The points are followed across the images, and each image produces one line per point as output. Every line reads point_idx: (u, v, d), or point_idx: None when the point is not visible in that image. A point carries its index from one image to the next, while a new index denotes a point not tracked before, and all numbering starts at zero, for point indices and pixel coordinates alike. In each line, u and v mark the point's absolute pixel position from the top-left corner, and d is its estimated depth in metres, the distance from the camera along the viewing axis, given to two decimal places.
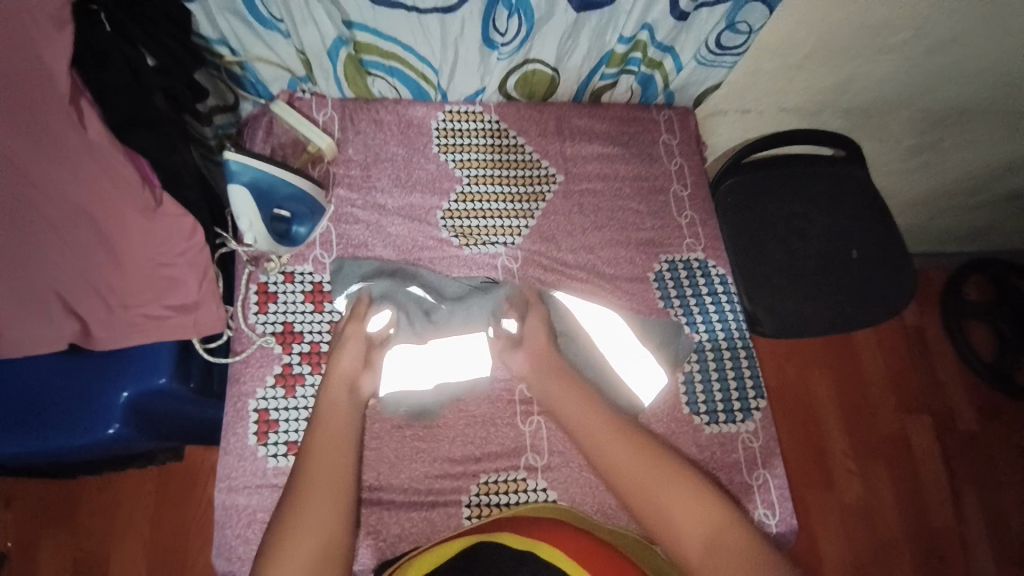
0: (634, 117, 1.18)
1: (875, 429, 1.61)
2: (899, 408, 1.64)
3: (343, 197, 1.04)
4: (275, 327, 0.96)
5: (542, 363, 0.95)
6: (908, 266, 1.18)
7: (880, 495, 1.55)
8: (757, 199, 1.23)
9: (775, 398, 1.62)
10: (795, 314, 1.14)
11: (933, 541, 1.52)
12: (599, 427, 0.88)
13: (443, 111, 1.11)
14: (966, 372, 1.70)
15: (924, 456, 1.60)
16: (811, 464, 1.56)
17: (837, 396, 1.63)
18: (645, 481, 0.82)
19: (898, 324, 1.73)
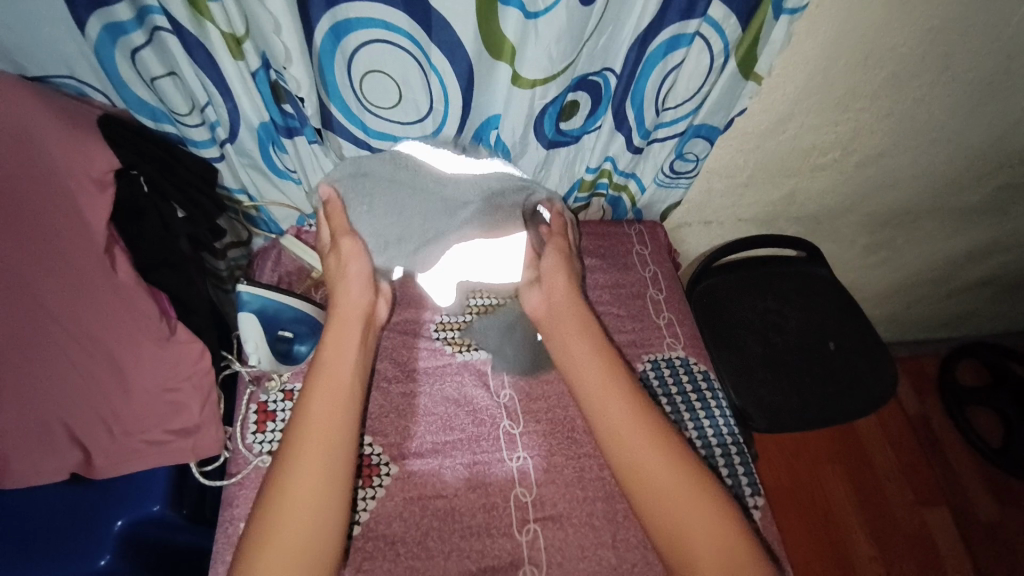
0: (607, 231, 1.31)
1: (890, 525, 1.55)
2: (913, 499, 1.60)
3: None
4: (272, 446, 0.98)
5: (581, 367, 0.88)
6: (885, 356, 1.24)
7: None
8: (732, 298, 1.32)
9: (783, 498, 1.58)
10: (781, 405, 1.19)
11: None
12: (643, 440, 0.81)
13: None
14: (975, 454, 1.71)
15: (948, 551, 1.53)
16: (834, 569, 1.47)
17: (843, 491, 1.59)
18: (666, 496, 0.78)
19: (895, 412, 1.74)
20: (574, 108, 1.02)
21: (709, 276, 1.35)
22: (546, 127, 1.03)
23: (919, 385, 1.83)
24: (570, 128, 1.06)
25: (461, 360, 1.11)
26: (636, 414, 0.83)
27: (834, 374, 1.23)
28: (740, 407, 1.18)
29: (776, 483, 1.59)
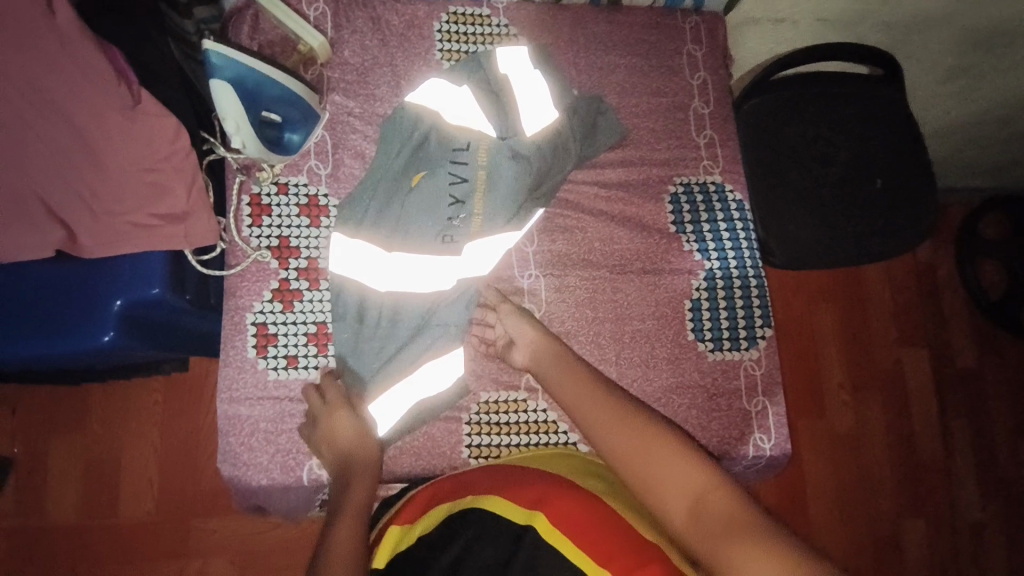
0: (657, 23, 1.09)
1: (873, 363, 1.61)
2: (898, 343, 1.63)
3: (339, 104, 0.98)
4: (270, 242, 0.93)
5: (545, 354, 0.83)
6: (932, 199, 1.11)
7: (873, 426, 1.58)
8: (783, 119, 1.14)
9: (783, 332, 1.60)
10: (810, 244, 1.09)
11: (919, 470, 1.57)
12: (600, 413, 0.71)
13: (447, 13, 1.04)
14: (973, 311, 1.68)
15: (922, 389, 1.61)
16: (810, 398, 1.57)
17: (840, 330, 1.62)
18: (622, 451, 0.66)
19: (911, 259, 1.68)
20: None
21: (763, 92, 1.16)
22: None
23: (944, 231, 1.71)
24: None
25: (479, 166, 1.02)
26: (588, 383, 0.76)
27: (880, 212, 1.11)
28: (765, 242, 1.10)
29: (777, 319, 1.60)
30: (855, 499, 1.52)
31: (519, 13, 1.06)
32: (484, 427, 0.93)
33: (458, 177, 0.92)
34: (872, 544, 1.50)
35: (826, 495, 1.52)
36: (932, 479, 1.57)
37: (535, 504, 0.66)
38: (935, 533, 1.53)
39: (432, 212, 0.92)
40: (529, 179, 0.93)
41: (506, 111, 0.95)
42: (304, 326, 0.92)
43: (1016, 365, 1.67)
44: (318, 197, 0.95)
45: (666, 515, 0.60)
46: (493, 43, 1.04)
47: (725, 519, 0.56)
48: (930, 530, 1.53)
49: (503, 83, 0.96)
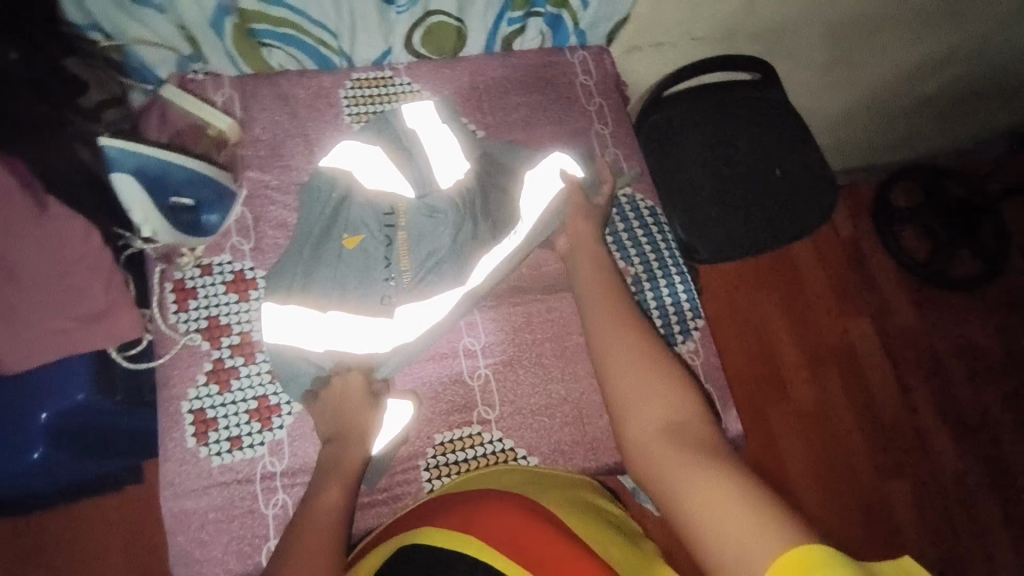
0: (547, 62, 1.17)
1: (820, 335, 1.68)
2: (838, 312, 1.72)
3: (255, 179, 1.00)
4: (199, 324, 0.92)
5: (586, 262, 0.87)
6: (828, 178, 1.21)
7: (833, 398, 1.63)
8: (682, 130, 1.23)
9: (726, 324, 1.66)
10: (726, 238, 1.17)
11: (884, 429, 1.62)
12: (609, 323, 0.75)
13: (351, 80, 1.08)
14: (901, 273, 1.79)
15: (868, 355, 1.69)
16: (764, 383, 1.61)
17: (785, 313, 1.69)
18: (624, 358, 0.71)
19: (833, 235, 1.79)
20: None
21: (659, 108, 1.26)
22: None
23: (856, 207, 1.83)
24: None
25: None
26: (611, 300, 0.80)
27: (788, 198, 1.19)
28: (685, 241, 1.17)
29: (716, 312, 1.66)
30: (832, 475, 1.55)
31: (420, 71, 1.12)
32: (443, 469, 0.92)
33: (382, 238, 0.95)
34: (859, 515, 1.52)
35: (806, 473, 1.54)
36: (899, 437, 1.61)
37: (463, 523, 0.68)
38: (915, 491, 1.57)
39: (364, 272, 0.94)
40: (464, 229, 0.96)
41: (418, 166, 0.99)
42: (244, 404, 0.90)
43: (952, 316, 1.76)
44: (244, 271, 0.95)
45: (636, 422, 0.66)
46: (398, 100, 1.10)
47: (697, 443, 0.62)
48: (908, 489, 1.57)
49: (410, 136, 1.00)
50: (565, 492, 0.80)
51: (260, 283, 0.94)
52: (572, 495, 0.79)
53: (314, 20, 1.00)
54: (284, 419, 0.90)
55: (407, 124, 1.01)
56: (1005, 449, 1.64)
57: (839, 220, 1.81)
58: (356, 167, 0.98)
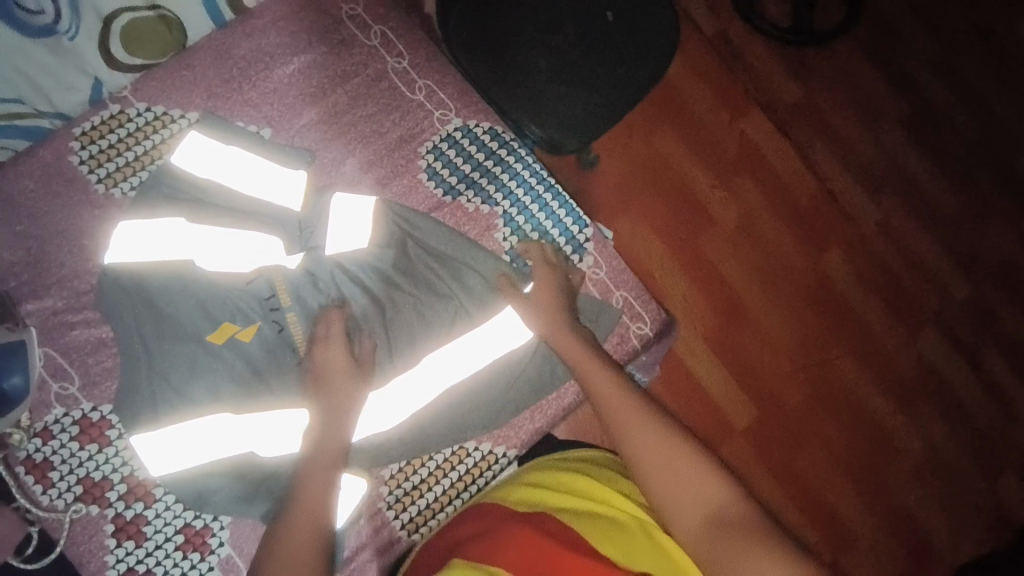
0: (298, 6, 0.94)
1: (721, 148, 1.63)
2: (729, 116, 1.65)
3: (37, 311, 0.82)
4: (75, 492, 0.80)
5: (580, 365, 0.81)
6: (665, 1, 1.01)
7: (755, 205, 1.62)
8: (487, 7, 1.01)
9: (632, 179, 1.58)
10: (583, 113, 1.03)
11: (808, 211, 1.64)
12: (624, 412, 0.73)
13: (76, 138, 0.85)
14: (775, 51, 1.70)
15: (770, 148, 1.65)
16: (687, 219, 1.58)
17: (682, 142, 1.62)
18: (664, 462, 0.67)
19: (698, 43, 1.67)
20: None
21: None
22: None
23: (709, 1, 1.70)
24: None
25: (245, 250, 0.85)
26: (616, 384, 0.77)
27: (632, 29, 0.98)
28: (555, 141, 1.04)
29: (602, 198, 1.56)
30: (776, 279, 1.59)
31: (151, 88, 0.88)
32: (405, 499, 0.88)
33: (272, 323, 0.85)
34: (812, 301, 1.59)
35: (752, 286, 1.57)
36: (821, 211, 1.64)
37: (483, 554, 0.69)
38: (851, 253, 1.63)
39: (273, 361, 0.85)
40: (396, 293, 0.89)
41: (244, 217, 0.86)
42: (171, 542, 0.81)
43: (837, 72, 1.71)
44: (87, 415, 0.82)
45: (682, 519, 0.63)
46: (148, 137, 0.87)
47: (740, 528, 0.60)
48: (844, 255, 1.63)
49: (192, 185, 0.86)
50: (620, 496, 0.75)
51: (115, 417, 0.82)
52: (629, 501, 0.74)
53: None
54: (220, 535, 0.83)
55: (200, 175, 0.86)
56: (922, 180, 1.68)
57: (699, 23, 1.68)
58: (163, 245, 0.83)
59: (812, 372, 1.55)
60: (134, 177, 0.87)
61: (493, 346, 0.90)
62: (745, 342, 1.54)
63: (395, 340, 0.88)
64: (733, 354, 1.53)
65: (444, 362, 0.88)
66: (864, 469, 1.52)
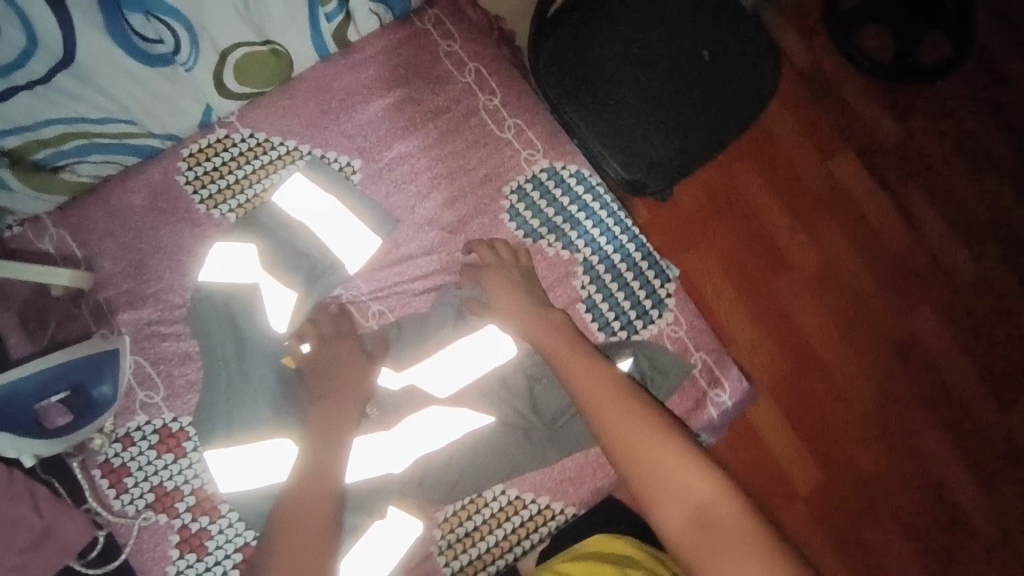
0: (398, 42, 0.96)
1: (807, 189, 1.53)
2: (818, 155, 1.55)
3: (132, 320, 0.87)
4: (146, 499, 0.83)
5: (537, 334, 0.79)
6: (761, 45, 1.05)
7: (835, 251, 1.51)
8: (583, 48, 1.04)
9: (708, 216, 1.50)
10: (671, 154, 1.03)
11: (898, 263, 1.51)
12: (596, 387, 0.71)
13: (183, 159, 0.90)
14: (875, 88, 1.59)
15: (861, 193, 1.54)
16: (761, 262, 1.49)
17: (764, 178, 1.53)
18: (631, 438, 0.66)
19: (792, 76, 1.58)
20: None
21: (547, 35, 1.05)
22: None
23: (807, 32, 1.61)
24: None
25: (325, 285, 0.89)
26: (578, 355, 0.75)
27: (727, 69, 1.04)
28: (636, 179, 1.03)
29: (665, 235, 1.49)
30: (857, 333, 1.47)
31: (256, 114, 0.92)
32: (458, 545, 0.86)
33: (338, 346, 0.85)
34: (895, 359, 1.46)
35: (830, 340, 1.46)
36: (912, 265, 1.51)
37: None
38: (945, 314, 1.49)
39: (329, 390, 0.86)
40: (439, 331, 0.89)
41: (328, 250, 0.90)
42: (229, 559, 0.83)
43: (947, 116, 1.58)
44: (166, 425, 0.85)
45: (663, 511, 0.63)
46: (249, 161, 0.91)
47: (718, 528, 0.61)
48: (937, 314, 1.49)
49: (286, 223, 0.90)
50: None
51: (193, 430, 0.85)
52: None
53: (97, 120, 0.79)
54: None
55: (297, 210, 0.90)
56: None
57: (794, 55, 1.59)
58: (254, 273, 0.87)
59: (888, 439, 1.42)
60: (231, 200, 0.90)
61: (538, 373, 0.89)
62: (814, 396, 1.43)
63: (459, 373, 0.89)
64: (802, 408, 1.42)
65: (473, 390, 0.88)
66: (946, 558, 1.37)
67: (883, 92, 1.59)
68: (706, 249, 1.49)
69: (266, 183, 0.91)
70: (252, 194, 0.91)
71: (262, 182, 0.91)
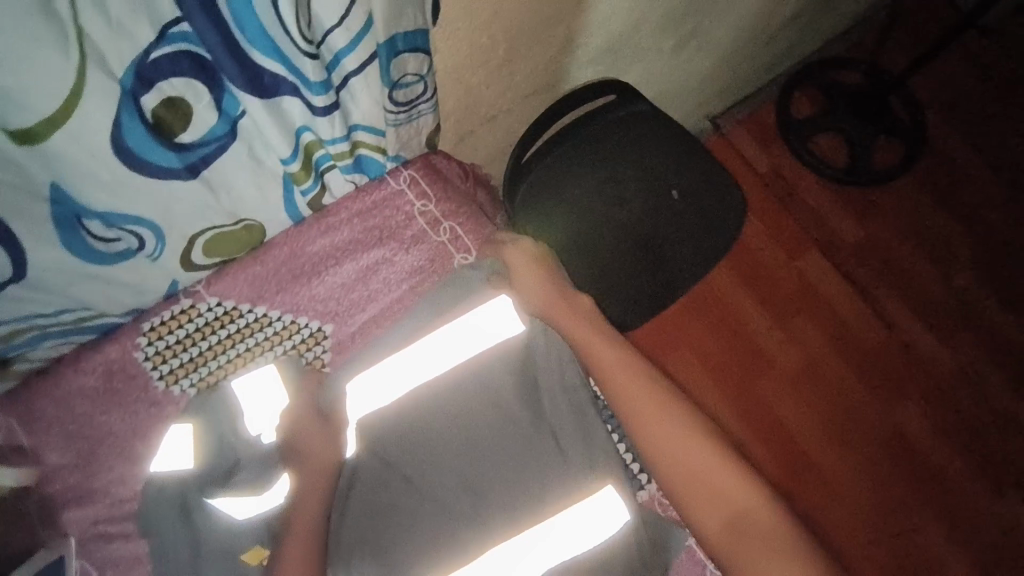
0: (373, 203, 0.96)
1: (780, 288, 1.55)
2: (786, 256, 1.58)
3: (78, 519, 0.80)
4: None
5: (563, 320, 0.83)
6: (729, 182, 1.05)
7: (814, 349, 1.51)
8: (560, 192, 1.05)
9: (687, 319, 1.51)
10: (651, 291, 1.08)
11: (877, 358, 1.51)
12: (629, 384, 0.77)
13: (144, 333, 0.85)
14: (835, 189, 1.65)
15: (831, 291, 1.56)
16: (743, 360, 1.48)
17: (737, 278, 1.55)
18: (664, 438, 0.73)
19: (755, 183, 1.64)
20: (189, 110, 0.63)
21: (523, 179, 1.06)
22: (161, 158, 0.65)
23: (765, 142, 1.68)
24: (193, 138, 0.66)
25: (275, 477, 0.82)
26: (619, 354, 0.80)
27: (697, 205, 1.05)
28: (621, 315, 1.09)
29: (647, 339, 1.47)
30: (846, 433, 1.44)
31: (224, 283, 0.88)
32: None
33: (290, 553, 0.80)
34: (885, 457, 1.43)
35: (818, 442, 1.43)
36: (890, 361, 1.50)
37: None
38: (929, 411, 1.47)
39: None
40: (416, 509, 0.79)
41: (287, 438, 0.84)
42: None
43: (906, 216, 1.63)
44: None
45: (697, 514, 0.69)
46: (214, 332, 0.87)
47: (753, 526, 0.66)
48: (924, 410, 1.47)
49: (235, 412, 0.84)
50: None
51: None
52: None
53: (51, 314, 0.75)
54: None
55: (258, 391, 0.84)
56: (1007, 341, 1.54)
57: (753, 162, 1.66)
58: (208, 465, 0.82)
59: (887, 543, 1.36)
60: (193, 374, 0.86)
61: (571, 540, 0.78)
62: (806, 492, 1.38)
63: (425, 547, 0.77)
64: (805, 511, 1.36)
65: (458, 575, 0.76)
66: None
67: (847, 193, 1.64)
68: (687, 350, 1.48)
69: (231, 355, 0.87)
70: (215, 369, 0.87)
71: (228, 355, 0.87)
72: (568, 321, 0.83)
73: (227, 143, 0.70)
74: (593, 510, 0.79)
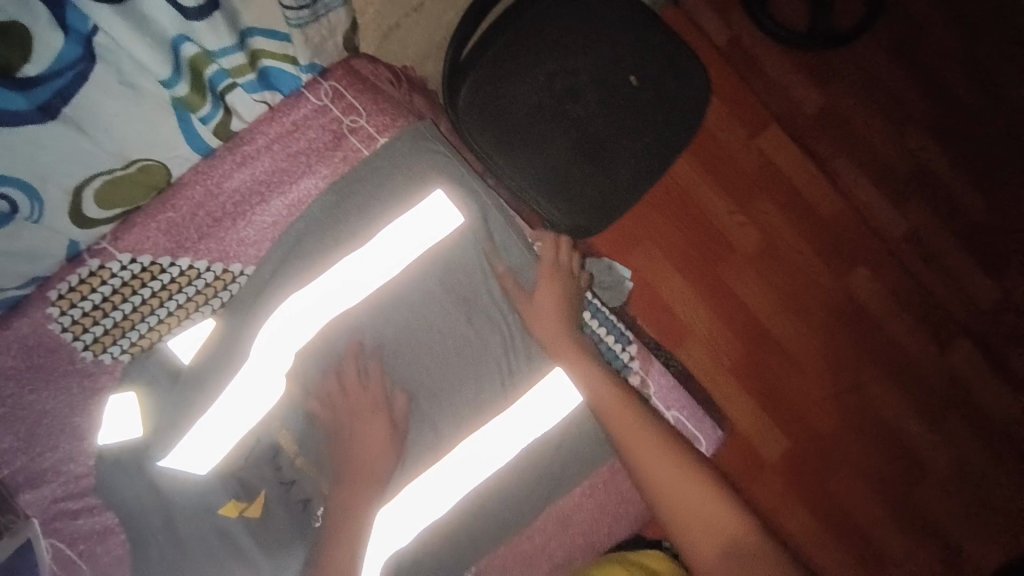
0: (295, 124, 0.83)
1: (738, 169, 1.45)
2: (745, 133, 1.47)
3: (35, 502, 0.76)
4: None
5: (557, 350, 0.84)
6: (688, 60, 0.99)
7: (771, 228, 1.45)
8: (508, 89, 0.93)
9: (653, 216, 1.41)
10: (614, 189, 0.99)
11: (830, 231, 1.48)
12: (643, 441, 0.76)
13: (53, 303, 0.75)
14: (797, 55, 1.53)
15: (793, 168, 1.47)
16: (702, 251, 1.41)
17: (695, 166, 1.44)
18: (668, 486, 0.72)
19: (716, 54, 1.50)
20: (26, 34, 0.51)
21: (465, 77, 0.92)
22: (6, 102, 0.55)
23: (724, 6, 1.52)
24: (40, 70, 0.55)
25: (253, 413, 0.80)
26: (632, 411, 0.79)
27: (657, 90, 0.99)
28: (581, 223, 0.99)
29: (610, 238, 1.38)
30: (801, 306, 1.44)
31: (133, 235, 0.77)
32: None
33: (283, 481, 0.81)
34: (837, 326, 1.46)
35: (778, 322, 1.43)
36: (844, 234, 1.48)
37: None
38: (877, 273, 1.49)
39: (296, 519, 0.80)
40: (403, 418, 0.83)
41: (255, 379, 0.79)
42: None
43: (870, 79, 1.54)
44: None
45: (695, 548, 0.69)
46: (135, 292, 0.78)
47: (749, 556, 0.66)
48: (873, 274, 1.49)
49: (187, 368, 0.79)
50: None
51: None
52: None
53: None
54: None
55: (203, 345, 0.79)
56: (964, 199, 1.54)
57: (712, 30, 1.51)
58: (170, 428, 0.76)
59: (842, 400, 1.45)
60: (122, 340, 0.78)
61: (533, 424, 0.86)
62: (766, 371, 1.42)
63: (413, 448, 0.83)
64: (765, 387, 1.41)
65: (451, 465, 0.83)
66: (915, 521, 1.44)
67: (812, 61, 1.53)
68: (652, 244, 1.42)
69: (162, 315, 0.79)
70: (146, 331, 0.79)
71: (157, 316, 0.79)
72: (589, 381, 0.81)
73: (86, 69, 0.59)
74: (550, 398, 0.86)
